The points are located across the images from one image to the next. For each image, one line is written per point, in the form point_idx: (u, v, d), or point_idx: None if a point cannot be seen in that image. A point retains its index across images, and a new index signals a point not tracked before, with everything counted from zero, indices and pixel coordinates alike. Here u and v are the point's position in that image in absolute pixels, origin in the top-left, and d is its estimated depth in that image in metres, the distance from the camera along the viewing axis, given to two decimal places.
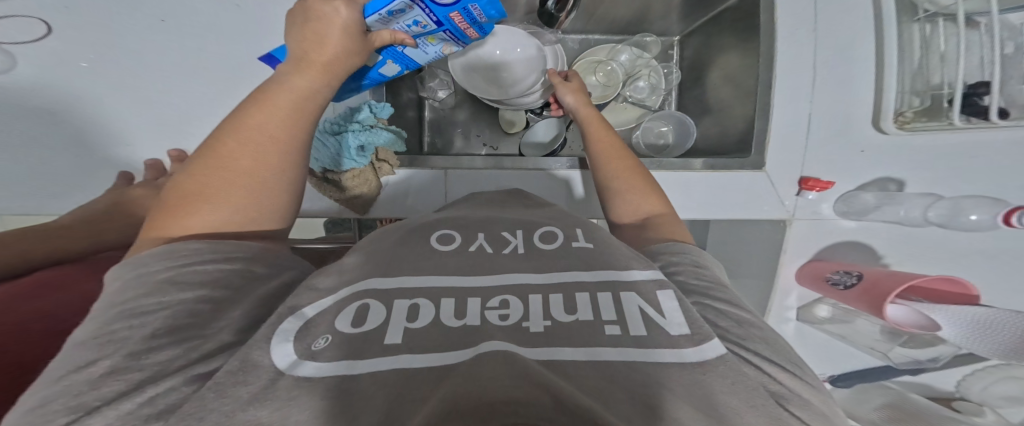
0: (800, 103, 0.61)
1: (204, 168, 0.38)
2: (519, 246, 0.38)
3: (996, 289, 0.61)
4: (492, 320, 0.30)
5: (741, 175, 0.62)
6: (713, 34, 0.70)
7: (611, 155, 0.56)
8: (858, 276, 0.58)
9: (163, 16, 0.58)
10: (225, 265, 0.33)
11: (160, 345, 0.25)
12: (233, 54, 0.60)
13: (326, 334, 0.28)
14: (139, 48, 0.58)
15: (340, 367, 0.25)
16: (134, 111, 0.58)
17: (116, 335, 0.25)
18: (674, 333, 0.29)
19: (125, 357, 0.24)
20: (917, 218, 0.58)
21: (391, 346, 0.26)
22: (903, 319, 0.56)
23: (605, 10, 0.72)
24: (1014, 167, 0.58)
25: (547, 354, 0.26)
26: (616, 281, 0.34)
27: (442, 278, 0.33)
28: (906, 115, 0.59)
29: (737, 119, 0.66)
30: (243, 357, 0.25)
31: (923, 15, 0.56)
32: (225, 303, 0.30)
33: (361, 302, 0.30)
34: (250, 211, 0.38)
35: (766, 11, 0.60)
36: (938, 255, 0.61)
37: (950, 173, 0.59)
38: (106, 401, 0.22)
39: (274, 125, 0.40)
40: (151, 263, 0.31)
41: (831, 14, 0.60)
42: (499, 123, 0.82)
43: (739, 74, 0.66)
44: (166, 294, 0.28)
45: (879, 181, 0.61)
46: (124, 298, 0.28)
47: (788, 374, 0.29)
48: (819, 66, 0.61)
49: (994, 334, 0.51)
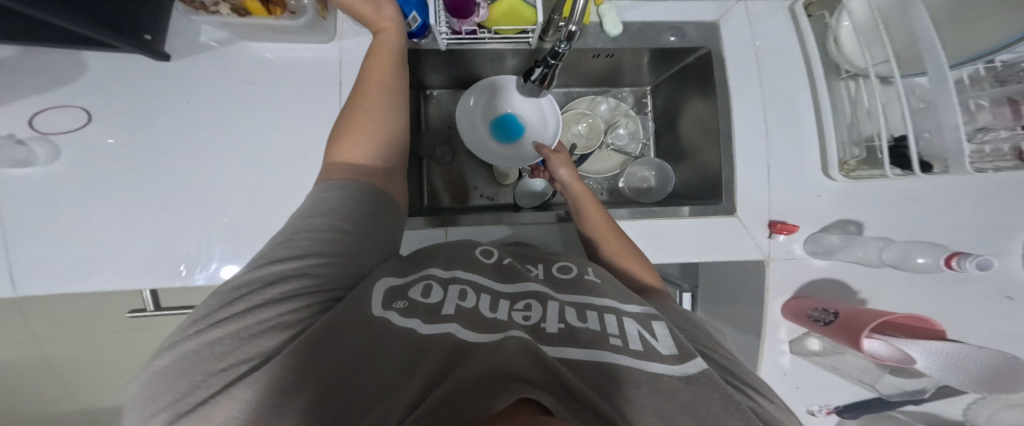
0: (758, 151, 0.68)
1: (347, 116, 0.50)
2: (540, 274, 0.46)
3: (958, 315, 0.64)
4: (517, 319, 0.36)
5: (718, 219, 0.67)
6: (680, 88, 0.80)
7: (599, 223, 0.59)
8: (835, 314, 0.61)
9: (189, 96, 0.58)
10: (368, 207, 0.42)
11: (308, 268, 0.35)
12: (237, 122, 0.58)
13: (405, 299, 0.36)
14: (148, 113, 0.57)
15: (414, 322, 0.33)
16: (135, 173, 0.56)
17: (298, 242, 0.36)
18: (663, 352, 0.33)
19: (276, 276, 0.34)
20: (875, 260, 0.63)
21: (447, 316, 0.35)
22: (881, 352, 0.56)
23: (583, 68, 0.80)
24: (949, 193, 0.65)
25: (558, 352, 0.32)
26: (618, 308, 0.40)
27: (487, 279, 0.41)
28: (850, 164, 0.65)
29: (709, 162, 0.73)
30: (354, 299, 0.33)
31: (846, 74, 0.65)
32: (359, 245, 0.39)
33: (426, 281, 0.39)
34: (381, 146, 0.49)
35: (717, 71, 0.70)
36: (903, 284, 0.65)
37: (901, 211, 0.66)
38: (273, 299, 0.33)
39: (376, 70, 0.52)
40: (335, 189, 0.42)
41: (772, 71, 0.70)
42: (492, 175, 0.86)
43: (705, 121, 0.74)
44: (331, 220, 0.39)
45: (840, 223, 0.66)
46: (307, 213, 0.39)
47: (772, 402, 0.34)
48: (769, 117, 0.69)
49: (965, 367, 0.52)
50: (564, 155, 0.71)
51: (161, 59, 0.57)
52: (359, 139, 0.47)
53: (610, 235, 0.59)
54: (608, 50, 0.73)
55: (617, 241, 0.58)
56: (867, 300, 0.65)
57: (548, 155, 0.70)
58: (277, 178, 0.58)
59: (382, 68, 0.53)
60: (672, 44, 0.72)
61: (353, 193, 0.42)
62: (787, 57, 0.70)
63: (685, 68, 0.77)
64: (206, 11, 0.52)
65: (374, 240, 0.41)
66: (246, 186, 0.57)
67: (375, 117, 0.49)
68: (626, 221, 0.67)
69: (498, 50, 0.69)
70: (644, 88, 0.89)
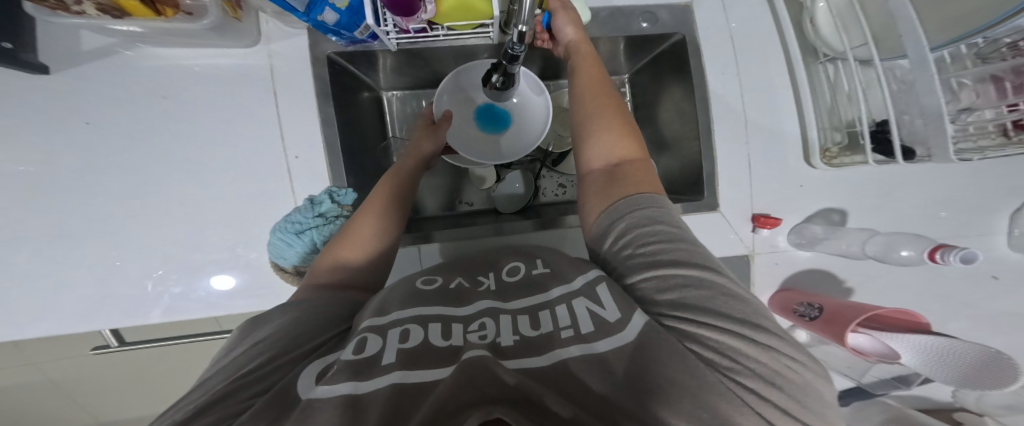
0: (738, 143, 0.65)
1: (345, 227, 0.49)
2: (490, 285, 0.43)
3: (942, 298, 0.63)
4: (472, 340, 0.32)
5: (698, 215, 0.64)
6: (657, 75, 0.76)
7: (597, 108, 0.50)
8: (821, 308, 0.58)
9: (88, 117, 0.53)
10: (316, 308, 0.38)
11: (230, 379, 0.29)
12: (174, 137, 0.54)
13: (337, 363, 0.29)
14: (64, 132, 0.52)
15: (346, 387, 0.26)
16: (56, 200, 0.52)
17: (229, 361, 0.32)
18: (614, 320, 0.32)
19: (194, 402, 0.28)
20: (857, 251, 0.60)
21: (386, 365, 0.29)
22: (865, 345, 0.55)
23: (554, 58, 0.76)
24: (935, 172, 0.63)
25: (517, 364, 0.28)
26: (564, 294, 0.37)
27: (431, 308, 0.37)
28: (832, 151, 0.63)
29: (689, 154, 0.70)
30: (281, 390, 0.27)
31: (824, 57, 0.62)
32: (298, 337, 0.34)
33: (360, 336, 0.32)
34: (372, 251, 0.48)
35: (692, 59, 0.66)
36: (890, 270, 0.63)
37: (886, 195, 0.63)
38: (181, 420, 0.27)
39: (385, 183, 0.54)
40: (295, 307, 0.38)
41: (749, 57, 0.66)
42: (469, 180, 0.82)
43: (683, 109, 0.71)
44: (271, 327, 0.35)
45: (823, 212, 0.64)
46: (251, 330, 0.36)
47: (764, 337, 0.30)
48: (747, 106, 0.66)
49: (948, 356, 0.50)
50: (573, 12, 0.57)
51: (41, 72, 0.51)
52: (354, 246, 0.47)
53: (606, 120, 0.48)
54: None
55: (613, 129, 0.47)
56: (853, 289, 0.63)
57: (558, 10, 0.57)
58: (225, 193, 0.55)
59: (389, 181, 0.55)
60: (644, 30, 0.68)
61: (304, 303, 0.39)
62: (763, 41, 0.66)
63: (661, 54, 0.73)
64: (68, 10, 0.43)
65: (316, 333, 0.35)
66: (191, 201, 0.54)
67: (367, 223, 0.49)
68: None
69: (468, 47, 0.66)
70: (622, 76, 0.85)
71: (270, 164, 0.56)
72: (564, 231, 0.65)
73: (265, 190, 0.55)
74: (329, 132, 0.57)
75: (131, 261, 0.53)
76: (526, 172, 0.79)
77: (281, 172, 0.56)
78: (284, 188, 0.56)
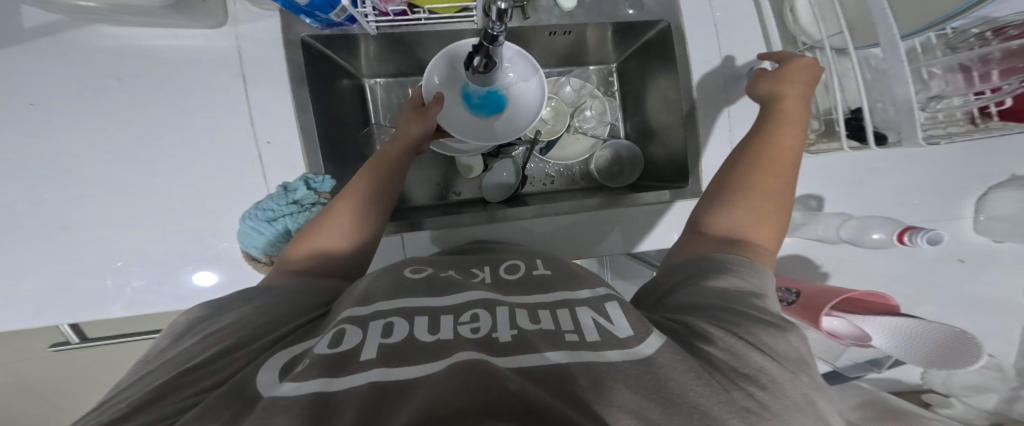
0: (720, 130, 0.66)
1: (320, 217, 0.48)
2: (487, 278, 0.42)
3: (912, 282, 0.66)
4: (463, 333, 0.31)
5: (679, 203, 0.66)
6: (643, 64, 0.76)
7: (760, 173, 0.46)
8: (797, 293, 0.60)
9: (32, 98, 0.50)
10: (277, 300, 0.37)
11: (178, 373, 0.28)
12: (133, 123, 0.52)
13: (306, 358, 0.28)
14: (13, 116, 0.49)
15: (316, 384, 0.25)
16: (6, 186, 0.49)
17: (177, 354, 0.31)
18: (622, 336, 0.31)
19: (136, 395, 0.27)
20: (832, 236, 0.62)
21: (366, 362, 0.28)
22: (840, 330, 0.57)
23: (540, 46, 0.75)
24: (907, 159, 0.65)
25: (514, 362, 0.27)
26: (571, 300, 0.37)
27: (420, 300, 0.36)
28: (810, 138, 0.63)
29: (674, 143, 0.71)
30: (235, 385, 0.26)
31: (802, 47, 0.62)
32: (259, 332, 0.33)
33: (338, 328, 0.32)
34: (344, 243, 0.47)
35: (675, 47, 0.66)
36: (864, 255, 0.65)
37: (861, 182, 0.65)
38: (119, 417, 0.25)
39: (365, 173, 0.52)
40: (259, 298, 0.37)
41: (732, 45, 0.67)
42: (455, 169, 0.81)
43: (667, 97, 0.71)
44: (229, 318, 0.34)
45: (802, 198, 0.65)
46: (203, 319, 0.35)
47: (764, 354, 0.29)
48: (730, 94, 0.66)
49: (917, 337, 0.52)
50: (797, 70, 0.53)
51: None
52: (326, 237, 0.46)
53: (763, 182, 0.46)
54: (565, 26, 0.68)
55: (767, 192, 0.45)
56: (829, 274, 0.65)
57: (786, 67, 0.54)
58: (192, 181, 0.53)
59: (371, 170, 0.52)
60: (630, 17, 0.67)
61: (270, 292, 0.38)
62: (745, 29, 0.67)
63: (647, 43, 0.73)
64: None
65: (277, 325, 0.34)
66: (153, 189, 0.52)
67: (341, 214, 0.47)
68: (597, 209, 0.66)
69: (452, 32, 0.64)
70: (610, 66, 0.85)
71: (239, 151, 0.54)
72: (552, 218, 0.64)
73: (236, 179, 0.53)
74: (305, 119, 0.55)
75: (91, 252, 0.50)
76: (514, 161, 0.79)
77: (254, 160, 0.54)
78: (257, 178, 0.54)
